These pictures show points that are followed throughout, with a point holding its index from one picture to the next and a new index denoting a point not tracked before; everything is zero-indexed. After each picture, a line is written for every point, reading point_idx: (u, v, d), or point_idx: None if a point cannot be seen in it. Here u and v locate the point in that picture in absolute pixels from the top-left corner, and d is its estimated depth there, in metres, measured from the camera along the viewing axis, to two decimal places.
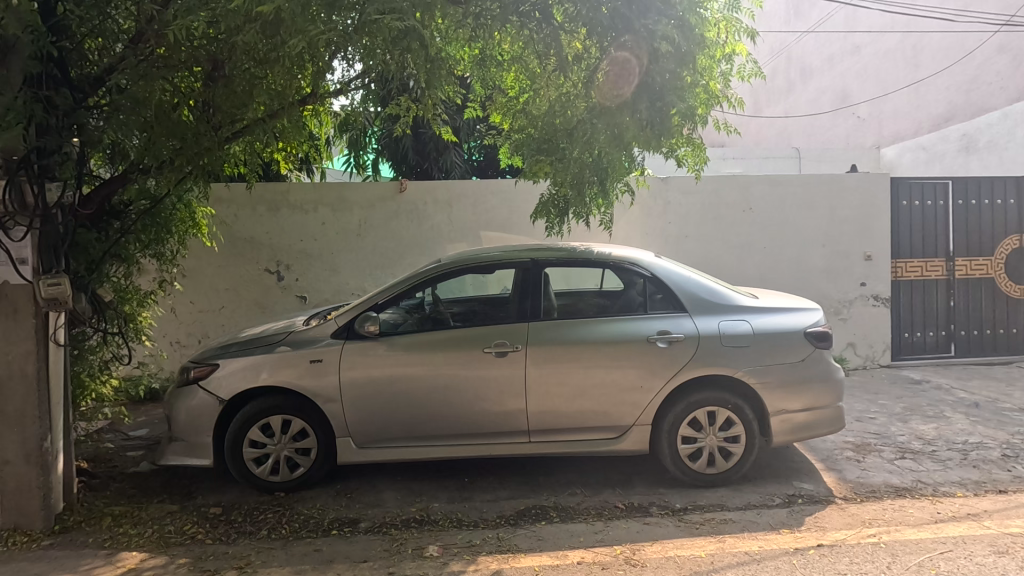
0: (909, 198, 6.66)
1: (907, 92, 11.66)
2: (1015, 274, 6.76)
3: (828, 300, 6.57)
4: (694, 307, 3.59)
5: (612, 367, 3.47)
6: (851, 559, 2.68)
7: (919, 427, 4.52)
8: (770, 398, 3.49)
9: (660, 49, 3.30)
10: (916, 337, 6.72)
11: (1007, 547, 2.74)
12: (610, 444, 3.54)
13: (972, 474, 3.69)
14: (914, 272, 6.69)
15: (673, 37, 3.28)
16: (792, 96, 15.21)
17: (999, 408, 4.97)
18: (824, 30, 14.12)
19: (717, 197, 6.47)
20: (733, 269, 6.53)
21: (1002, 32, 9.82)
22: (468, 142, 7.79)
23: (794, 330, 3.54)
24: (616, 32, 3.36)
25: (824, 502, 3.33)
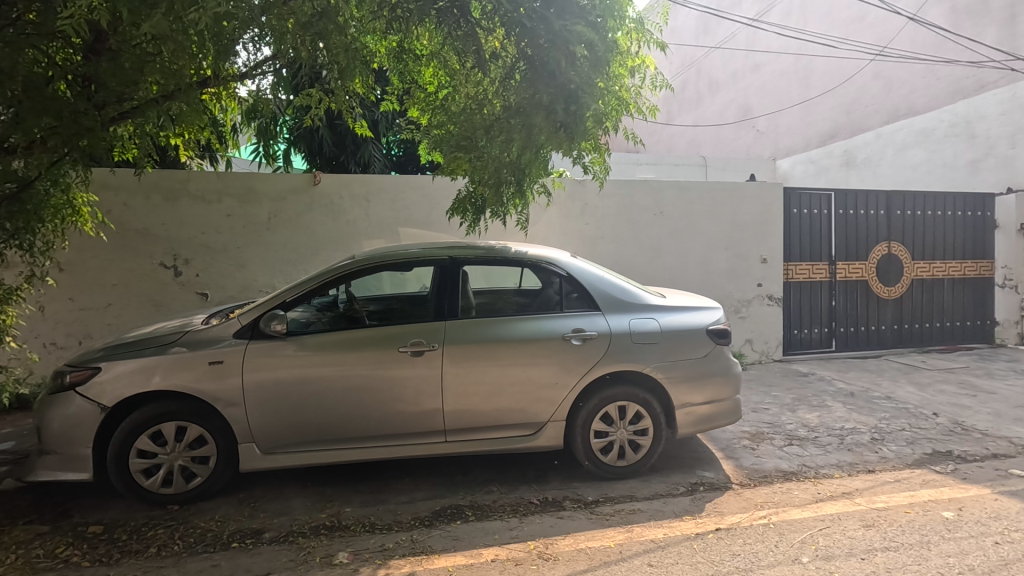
0: (799, 207, 7.31)
1: (798, 109, 12.73)
2: (885, 278, 7.58)
3: (729, 300, 7.03)
4: (607, 305, 3.71)
5: (529, 365, 3.51)
6: (744, 541, 2.87)
7: (805, 416, 4.96)
8: (676, 392, 3.67)
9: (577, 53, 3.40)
10: (804, 333, 7.37)
11: (874, 521, 3.06)
12: (526, 441, 3.58)
13: (848, 456, 4.09)
14: (803, 275, 7.33)
15: (589, 42, 3.43)
16: (702, 107, 16.19)
17: (870, 397, 5.56)
18: (729, 48, 15.12)
19: (632, 200, 6.75)
20: (646, 269, 6.83)
21: (876, 61, 10.86)
22: (387, 135, 7.60)
23: (697, 327, 3.75)
24: (535, 32, 3.46)
25: (723, 488, 3.56)
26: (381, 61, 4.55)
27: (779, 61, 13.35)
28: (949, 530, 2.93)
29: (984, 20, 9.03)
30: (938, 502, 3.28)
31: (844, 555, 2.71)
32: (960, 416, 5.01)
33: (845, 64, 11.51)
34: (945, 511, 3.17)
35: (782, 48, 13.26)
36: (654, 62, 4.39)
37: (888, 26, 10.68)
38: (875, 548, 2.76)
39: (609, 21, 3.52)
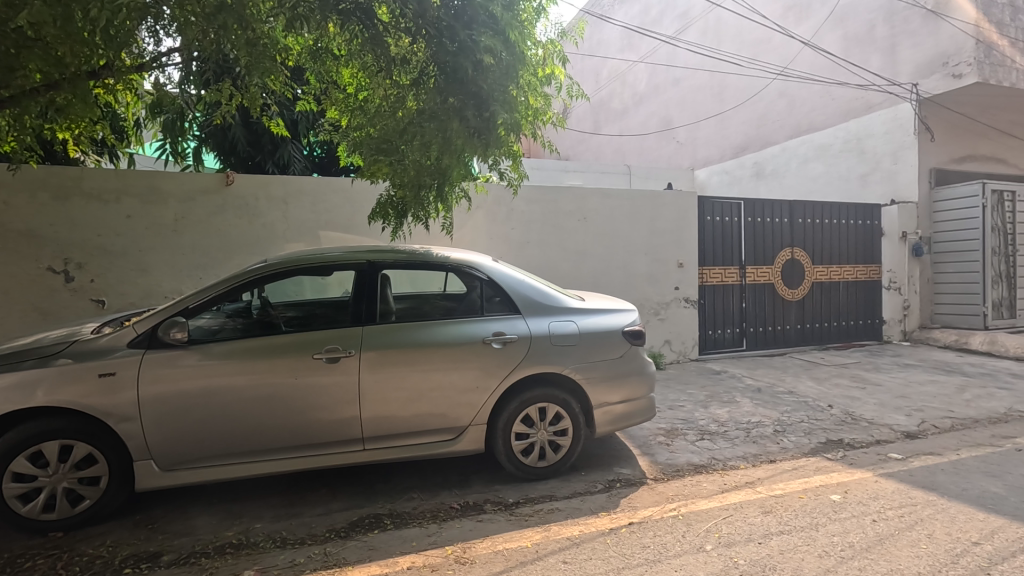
0: (712, 214, 7.76)
1: (713, 121, 13.50)
2: (789, 281, 8.17)
3: (649, 303, 7.32)
4: (526, 309, 3.76)
5: (450, 369, 3.50)
6: (655, 533, 3.00)
7: (716, 412, 5.24)
8: (593, 392, 3.78)
9: (484, 61, 3.55)
10: (717, 334, 7.81)
11: (772, 507, 3.28)
12: (447, 445, 3.56)
13: (752, 448, 4.37)
14: (716, 278, 7.78)
15: (496, 51, 3.55)
16: (626, 117, 16.83)
17: (774, 392, 5.97)
18: (650, 62, 15.81)
19: (555, 206, 6.91)
20: (570, 273, 6.99)
21: (779, 80, 11.71)
22: (308, 136, 7.36)
23: (613, 329, 3.88)
24: (442, 38, 3.60)
25: (638, 484, 3.70)
26: (295, 57, 4.40)
27: (696, 77, 14.07)
28: (835, 511, 3.20)
29: (869, 47, 9.79)
30: (827, 487, 3.57)
31: (744, 540, 2.88)
32: (851, 407, 5.48)
33: (753, 82, 12.31)
34: (833, 494, 3.45)
35: (698, 65, 14.00)
36: (564, 73, 4.73)
37: (789, 49, 11.45)
38: (771, 533, 2.96)
39: (516, 33, 3.68)
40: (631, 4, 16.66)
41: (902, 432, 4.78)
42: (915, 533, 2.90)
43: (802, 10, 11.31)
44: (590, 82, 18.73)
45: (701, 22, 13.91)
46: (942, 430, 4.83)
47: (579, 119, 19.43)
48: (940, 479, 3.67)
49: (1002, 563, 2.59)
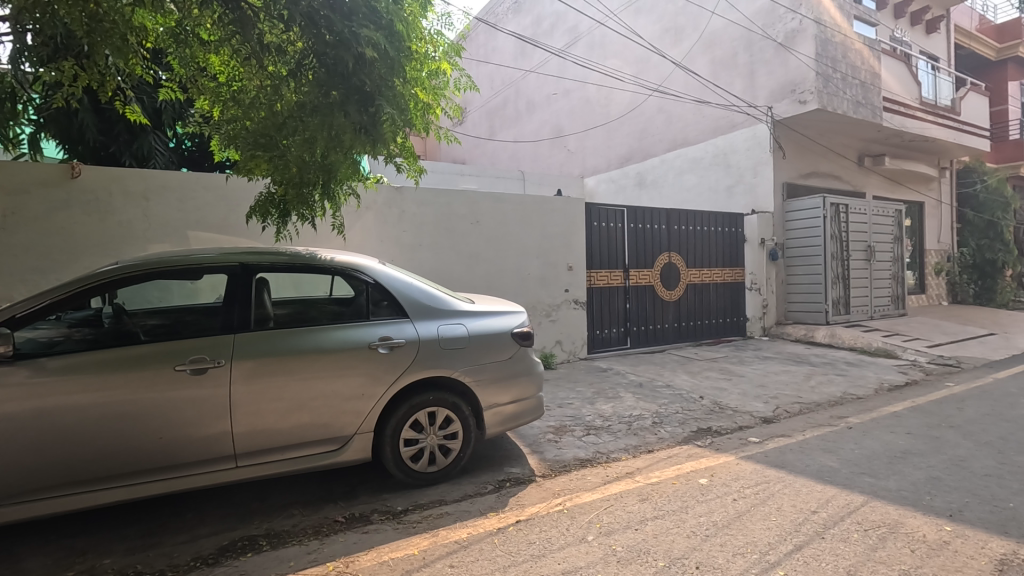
0: (599, 220, 8.17)
1: (600, 132, 14.20)
2: (667, 283, 8.81)
3: (541, 305, 7.52)
4: (414, 312, 3.70)
5: (333, 377, 3.34)
6: (540, 529, 3.08)
7: (602, 407, 5.51)
8: (483, 394, 3.79)
9: (365, 54, 3.48)
10: (604, 333, 8.22)
11: (648, 494, 3.51)
12: (332, 457, 3.39)
13: (633, 440, 4.64)
14: (602, 281, 8.20)
15: (378, 43, 3.50)
16: (520, 124, 17.24)
17: (654, 386, 6.40)
18: (542, 73, 16.35)
19: (449, 209, 6.89)
20: (463, 277, 7.01)
21: (655, 96, 12.58)
22: (174, 126, 6.71)
23: (502, 331, 3.92)
24: (320, 28, 3.48)
25: (527, 482, 3.78)
26: (155, 37, 3.99)
27: (584, 89, 14.76)
28: (702, 493, 3.49)
29: (733, 72, 10.83)
30: (696, 471, 3.89)
31: (622, 528, 3.05)
32: (719, 397, 6.02)
33: (635, 98, 13.13)
34: (701, 478, 3.76)
35: (586, 78, 14.68)
36: (452, 67, 4.77)
37: (665, 69, 12.30)
38: (646, 518, 3.15)
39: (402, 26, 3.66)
40: (524, 15, 17.07)
41: (760, 418, 5.33)
42: (766, 507, 3.24)
43: (677, 34, 12.12)
44: (484, 88, 18.92)
45: (588, 37, 14.57)
46: (792, 414, 5.47)
47: (474, 125, 19.56)
48: (788, 458, 4.14)
49: (833, 526, 2.97)
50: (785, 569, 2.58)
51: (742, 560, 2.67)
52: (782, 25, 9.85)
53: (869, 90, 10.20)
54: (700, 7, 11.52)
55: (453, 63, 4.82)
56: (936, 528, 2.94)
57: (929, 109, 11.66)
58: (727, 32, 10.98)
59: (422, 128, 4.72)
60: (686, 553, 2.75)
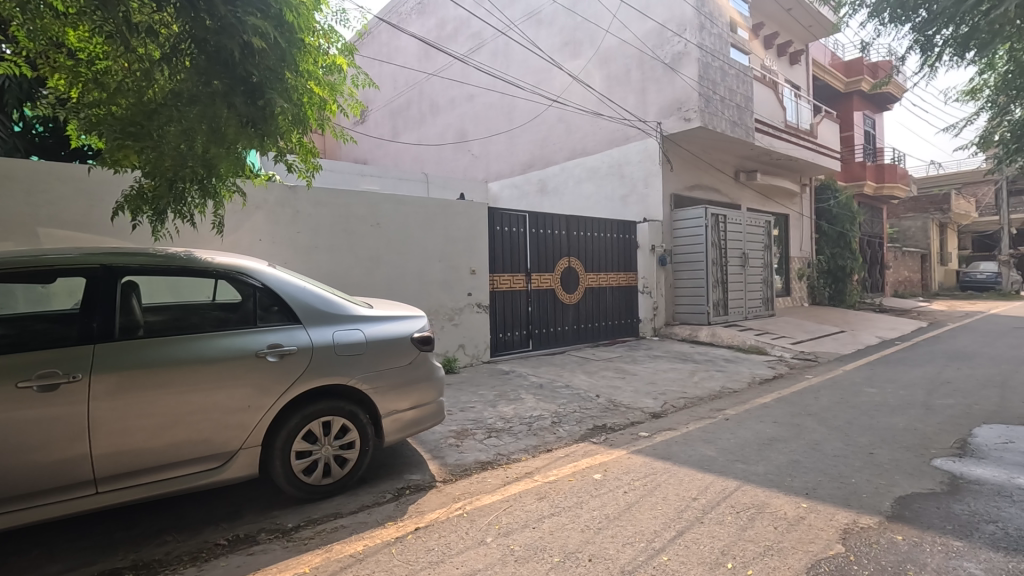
0: (502, 225, 8.31)
1: (504, 138, 14.41)
2: (567, 287, 9.13)
3: (444, 309, 7.49)
4: (308, 318, 3.53)
5: (215, 389, 3.09)
6: (439, 534, 3.06)
7: (503, 410, 5.58)
8: (382, 401, 3.68)
9: (253, 43, 3.29)
10: (507, 336, 8.34)
11: (546, 492, 3.61)
12: (213, 475, 3.13)
13: (533, 440, 4.75)
14: (505, 284, 8.32)
15: (266, 33, 3.31)
16: (424, 126, 17.05)
17: (553, 387, 6.59)
18: (445, 76, 16.31)
19: (347, 209, 6.67)
20: (363, 281, 6.79)
21: (555, 106, 13.03)
22: (22, 108, 5.90)
23: (402, 335, 3.84)
24: (200, 11, 3.26)
25: (427, 488, 3.74)
26: None
27: (488, 95, 14.91)
28: (596, 488, 3.65)
29: (626, 88, 11.49)
30: (592, 467, 4.07)
31: (521, 527, 3.11)
32: (614, 395, 6.32)
33: (536, 106, 13.51)
34: (595, 474, 3.93)
35: (489, 85, 14.85)
36: (349, 63, 4.63)
37: (563, 80, 12.77)
38: (544, 516, 3.24)
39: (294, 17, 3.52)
40: (427, 17, 16.92)
41: (650, 413, 5.67)
42: (653, 497, 3.46)
43: (575, 48, 12.62)
44: (387, 87, 18.48)
45: (491, 45, 14.74)
46: (678, 408, 5.88)
47: (376, 124, 19.02)
48: (674, 450, 4.45)
49: (710, 511, 3.24)
50: (669, 554, 2.76)
51: (631, 549, 2.82)
52: (670, 47, 10.62)
53: (744, 112, 11.26)
54: (596, 24, 12.11)
55: (349, 59, 4.68)
56: (795, 505, 3.31)
57: (793, 131, 13.10)
58: (620, 49, 11.64)
59: (318, 124, 4.52)
60: (580, 546, 2.86)
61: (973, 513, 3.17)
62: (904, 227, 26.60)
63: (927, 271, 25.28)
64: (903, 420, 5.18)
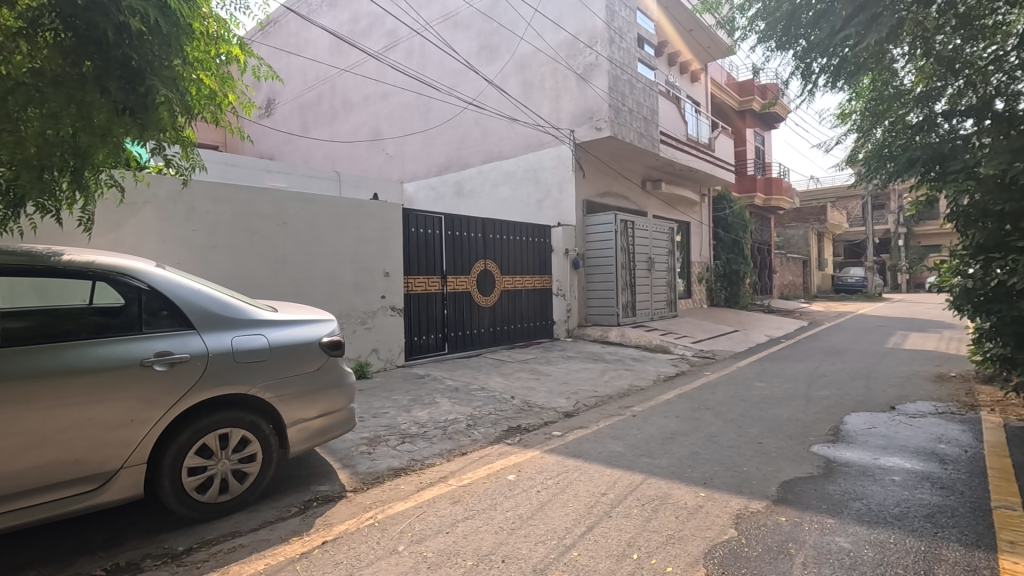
0: (417, 226, 8.18)
1: (419, 138, 14.21)
2: (483, 289, 9.15)
3: (356, 312, 7.25)
4: (203, 323, 3.27)
5: (92, 403, 2.78)
6: (349, 546, 2.95)
7: (417, 414, 5.49)
8: (287, 409, 3.49)
9: (130, 25, 3.02)
10: (422, 340, 8.22)
11: (460, 496, 3.59)
12: (88, 499, 2.81)
13: (448, 444, 4.72)
14: (420, 287, 8.21)
15: (147, 15, 3.06)
16: (336, 123, 16.44)
17: (469, 390, 6.58)
18: (359, 72, 15.84)
19: (249, 207, 6.28)
20: (266, 283, 6.41)
21: (470, 109, 13.05)
22: None
23: (309, 340, 3.66)
24: None
25: (336, 499, 3.59)
26: None
27: (403, 95, 14.65)
28: (510, 489, 3.69)
29: (541, 95, 11.75)
30: (506, 469, 4.10)
31: (434, 533, 3.07)
32: (528, 396, 6.42)
33: (451, 109, 13.46)
34: (509, 475, 3.97)
35: (404, 85, 14.60)
36: (246, 54, 4.39)
37: (478, 84, 12.84)
38: (457, 520, 3.22)
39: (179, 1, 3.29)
40: (339, 11, 16.33)
41: (562, 413, 5.82)
42: (565, 495, 3.55)
43: (490, 53, 12.70)
44: (297, 81, 17.60)
45: (406, 44, 14.49)
46: (589, 407, 6.08)
47: (283, 119, 18.03)
48: (585, 447, 4.59)
49: (618, 505, 3.37)
50: (580, 549, 2.84)
51: (543, 547, 2.87)
52: (581, 58, 11.02)
53: (649, 124, 11.90)
54: (511, 31, 12.26)
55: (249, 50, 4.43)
56: (694, 495, 3.53)
57: (693, 145, 14.01)
58: (535, 57, 11.88)
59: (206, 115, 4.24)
60: (493, 548, 2.87)
61: (843, 492, 3.54)
62: (788, 235, 29.24)
63: (808, 276, 27.98)
64: (787, 411, 5.69)
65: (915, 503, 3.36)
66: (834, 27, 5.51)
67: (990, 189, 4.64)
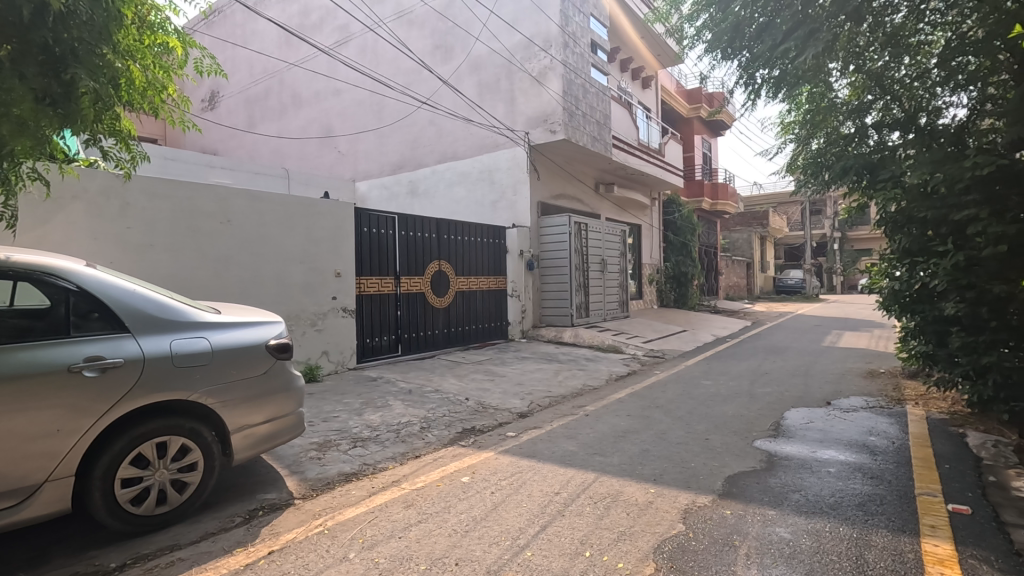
0: (369, 226, 8.02)
1: (372, 136, 13.95)
2: (437, 290, 9.07)
3: (305, 314, 7.04)
4: (138, 326, 3.09)
5: (13, 413, 2.59)
6: (297, 555, 2.86)
7: (369, 418, 5.38)
8: (231, 415, 3.35)
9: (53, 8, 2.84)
10: (375, 341, 8.07)
11: (413, 500, 3.54)
12: (8, 516, 2.62)
13: (401, 447, 4.65)
14: (372, 288, 8.05)
15: None
16: (285, 118, 15.93)
17: (422, 392, 6.50)
18: (309, 67, 15.41)
19: (190, 203, 6.00)
20: (209, 284, 6.14)
21: (424, 108, 12.92)
22: None
23: (255, 343, 3.52)
24: None
25: (283, 507, 3.48)
26: None
27: (355, 92, 14.34)
28: (464, 491, 3.67)
29: (496, 96, 11.77)
30: (460, 471, 4.08)
31: (386, 538, 3.02)
32: (483, 397, 6.41)
33: (405, 107, 13.28)
34: (463, 477, 3.95)
35: (357, 81, 14.30)
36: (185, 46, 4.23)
37: (433, 83, 12.72)
38: (410, 524, 3.18)
39: None
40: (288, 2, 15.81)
41: (517, 413, 5.84)
42: (519, 495, 3.56)
43: (446, 52, 12.62)
44: (243, 73, 16.93)
45: (359, 40, 14.20)
46: (543, 407, 6.13)
47: (228, 112, 17.31)
48: (538, 447, 4.61)
49: (571, 503, 3.41)
50: (533, 549, 2.86)
51: (496, 549, 2.87)
52: (536, 61, 11.14)
53: (602, 129, 12.11)
54: (467, 31, 12.20)
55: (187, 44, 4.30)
56: (644, 491, 3.61)
57: (644, 149, 14.36)
58: (490, 58, 11.88)
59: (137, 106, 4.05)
60: (447, 551, 2.85)
61: (783, 485, 3.70)
62: (733, 239, 30.40)
63: (751, 277, 29.21)
64: (732, 408, 5.91)
65: (848, 493, 3.56)
66: (776, 40, 5.77)
67: (915, 198, 4.93)
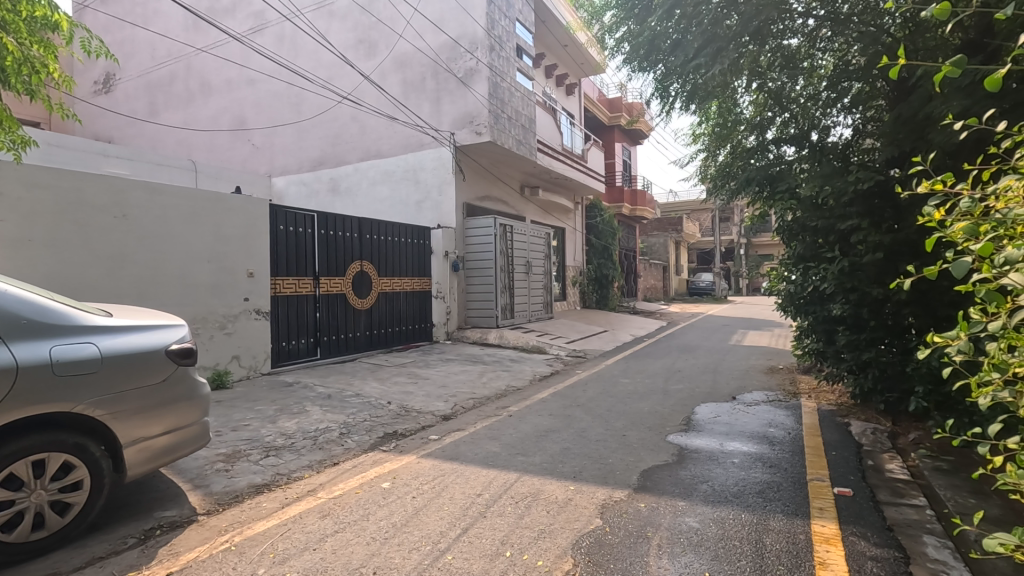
0: (285, 224, 7.66)
1: (290, 129, 13.34)
2: (359, 291, 8.81)
3: (213, 316, 6.60)
4: (10, 331, 2.78)
5: None
6: None
7: (284, 425, 5.12)
8: (124, 428, 3.08)
9: None
10: (291, 345, 7.71)
11: (329, 509, 3.41)
12: None
13: (318, 455, 4.46)
14: (289, 289, 7.69)
15: None
16: (192, 107, 14.87)
17: (342, 397, 6.28)
18: (220, 54, 14.46)
19: (78, 195, 5.46)
20: (101, 284, 5.62)
21: (346, 103, 12.52)
22: None
23: (152, 348, 3.25)
24: None
25: (185, 524, 3.24)
26: None
27: (271, 83, 13.64)
28: (383, 497, 3.58)
29: (420, 96, 11.63)
30: (380, 477, 3.98)
31: (299, 551, 2.88)
32: (405, 400, 6.29)
33: (325, 102, 12.81)
34: (383, 483, 3.85)
35: (273, 72, 13.61)
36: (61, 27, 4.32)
37: (355, 79, 12.36)
38: (325, 535, 3.06)
39: None
40: None
41: (440, 416, 5.78)
42: (440, 499, 3.53)
43: (369, 47, 12.29)
44: (144, 56, 15.61)
45: (275, 28, 13.49)
46: (467, 409, 6.12)
47: (126, 98, 15.90)
48: (461, 450, 4.59)
49: (493, 504, 3.43)
50: (454, 553, 2.84)
51: (416, 555, 2.83)
52: (462, 62, 11.15)
53: (527, 133, 12.28)
54: (390, 27, 11.95)
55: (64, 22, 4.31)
56: (564, 489, 3.70)
57: (567, 155, 14.70)
58: (415, 56, 11.71)
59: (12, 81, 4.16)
60: (364, 560, 2.77)
61: (693, 477, 3.92)
62: (652, 243, 31.81)
63: (667, 280, 30.73)
64: (648, 404, 6.19)
65: (750, 481, 3.83)
66: (686, 56, 6.11)
67: (808, 208, 5.42)
